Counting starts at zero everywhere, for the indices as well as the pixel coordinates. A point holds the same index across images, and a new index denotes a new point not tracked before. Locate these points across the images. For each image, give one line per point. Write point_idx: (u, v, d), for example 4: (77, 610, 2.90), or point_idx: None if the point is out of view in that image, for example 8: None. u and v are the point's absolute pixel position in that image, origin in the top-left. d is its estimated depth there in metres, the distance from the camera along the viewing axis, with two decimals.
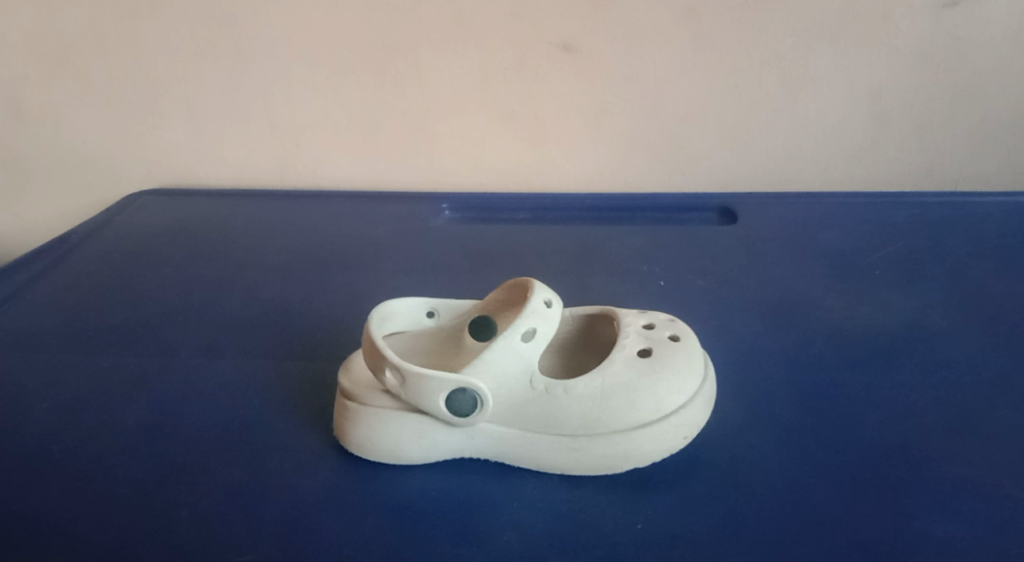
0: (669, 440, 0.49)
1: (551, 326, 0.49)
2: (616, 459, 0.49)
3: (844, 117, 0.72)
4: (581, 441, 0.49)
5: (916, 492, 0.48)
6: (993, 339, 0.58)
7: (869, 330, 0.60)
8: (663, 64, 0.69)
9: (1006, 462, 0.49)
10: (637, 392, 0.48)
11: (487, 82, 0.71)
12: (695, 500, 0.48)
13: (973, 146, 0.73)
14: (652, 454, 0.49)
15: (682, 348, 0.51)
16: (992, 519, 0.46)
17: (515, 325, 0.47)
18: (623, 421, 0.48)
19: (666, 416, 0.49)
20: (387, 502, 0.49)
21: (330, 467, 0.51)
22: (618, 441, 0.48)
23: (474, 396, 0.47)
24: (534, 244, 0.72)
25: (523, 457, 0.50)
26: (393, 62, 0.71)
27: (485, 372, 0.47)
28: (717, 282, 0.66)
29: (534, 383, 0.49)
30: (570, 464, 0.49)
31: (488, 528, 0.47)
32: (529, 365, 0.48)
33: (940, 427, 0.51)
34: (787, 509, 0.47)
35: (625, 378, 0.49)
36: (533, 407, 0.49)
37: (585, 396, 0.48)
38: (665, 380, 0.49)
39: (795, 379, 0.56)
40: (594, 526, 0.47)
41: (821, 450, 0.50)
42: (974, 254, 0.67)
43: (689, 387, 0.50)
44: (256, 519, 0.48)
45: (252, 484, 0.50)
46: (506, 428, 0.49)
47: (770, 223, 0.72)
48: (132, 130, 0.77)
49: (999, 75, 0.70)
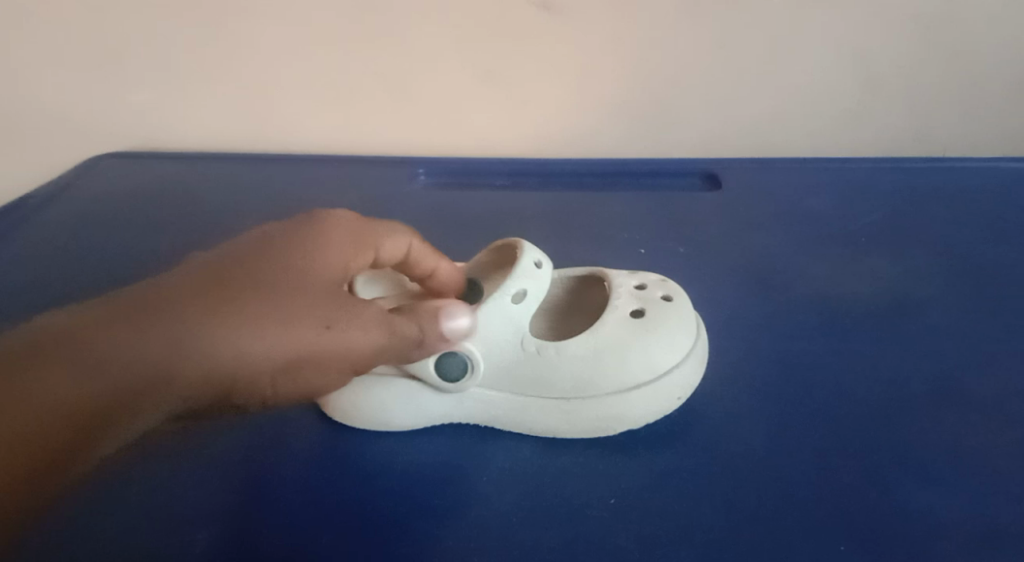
0: (664, 402, 0.48)
1: (541, 287, 0.47)
2: (607, 421, 0.47)
3: (835, 82, 0.68)
4: (573, 404, 0.47)
5: (903, 461, 0.47)
6: (980, 308, 0.58)
7: (852, 299, 0.59)
8: (648, 26, 0.66)
9: (995, 431, 0.49)
10: (631, 353, 0.47)
11: (463, 43, 0.67)
12: (687, 469, 0.47)
13: (968, 116, 0.70)
14: (648, 415, 0.48)
15: (677, 308, 0.50)
16: (979, 487, 0.46)
17: (505, 286, 0.46)
18: (614, 382, 0.47)
19: (661, 378, 0.47)
20: (369, 475, 0.47)
21: (309, 440, 0.49)
22: (613, 403, 0.47)
23: (463, 357, 0.46)
24: (513, 210, 0.71)
25: (514, 422, 0.48)
26: (365, 22, 0.67)
27: (477, 336, 0.46)
28: (701, 250, 0.65)
29: (525, 345, 0.47)
30: (562, 427, 0.48)
31: (475, 500, 0.46)
32: (520, 328, 0.47)
33: (927, 397, 0.51)
34: (777, 479, 0.46)
35: (619, 341, 0.47)
36: (523, 372, 0.47)
37: (577, 357, 0.47)
38: (660, 340, 0.48)
39: (784, 347, 0.55)
40: (584, 496, 0.46)
41: (811, 419, 0.50)
42: (961, 220, 0.66)
43: (681, 346, 0.48)
44: (227, 499, 0.46)
45: (225, 462, 0.48)
46: (497, 392, 0.48)
47: (753, 190, 0.71)
48: (81, 92, 0.72)
49: (994, 52, 0.67)
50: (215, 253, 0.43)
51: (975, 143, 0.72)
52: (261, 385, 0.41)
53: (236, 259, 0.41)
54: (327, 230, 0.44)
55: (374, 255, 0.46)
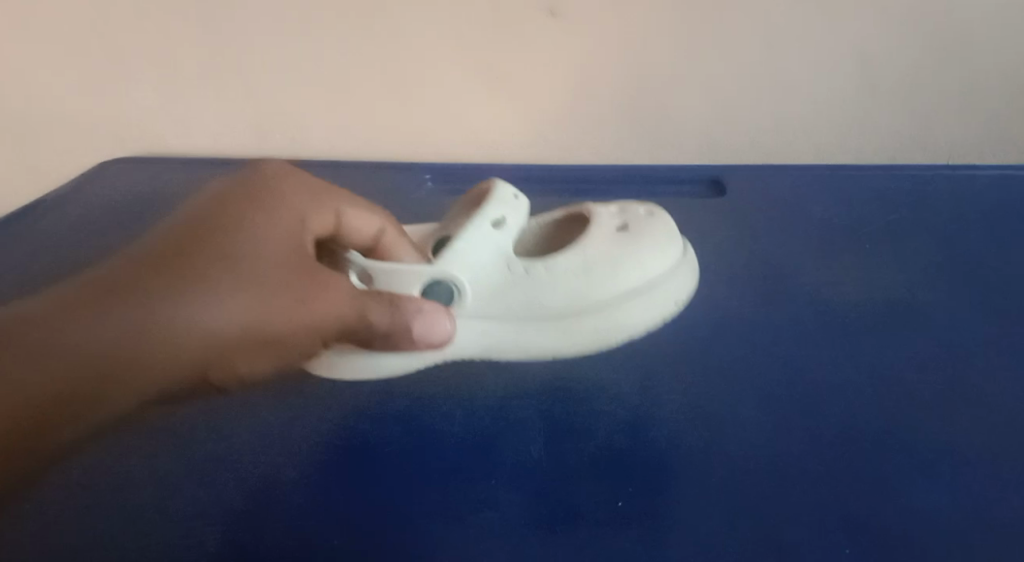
0: (660, 310, 0.54)
1: (518, 212, 0.54)
2: (611, 330, 0.53)
3: (836, 85, 0.66)
4: (573, 320, 0.53)
5: (901, 469, 0.49)
6: (988, 315, 0.58)
7: (857, 309, 0.58)
8: (655, 30, 0.65)
9: (977, 450, 0.50)
10: (619, 263, 0.53)
11: (468, 47, 0.67)
12: (682, 480, 0.49)
13: (976, 120, 0.68)
14: (645, 324, 0.54)
15: (647, 220, 0.56)
16: (976, 503, 0.48)
17: (481, 212, 0.53)
18: (610, 288, 0.53)
19: (654, 286, 0.54)
20: (380, 483, 0.50)
21: (315, 452, 0.53)
22: (613, 310, 0.53)
23: (450, 284, 0.52)
24: None
25: (531, 348, 0.54)
26: (370, 28, 0.67)
27: (462, 263, 0.52)
28: (705, 255, 0.63)
29: (513, 268, 0.53)
30: (567, 345, 0.54)
31: (475, 506, 0.49)
32: (504, 251, 0.53)
33: (915, 410, 0.52)
34: (770, 494, 0.48)
35: (608, 250, 0.54)
36: (516, 291, 0.53)
37: (568, 268, 0.53)
38: (644, 249, 0.54)
39: (783, 351, 0.56)
40: (577, 502, 0.49)
41: (804, 432, 0.51)
42: (974, 228, 0.65)
43: (668, 250, 0.55)
44: (228, 513, 0.51)
45: (230, 474, 0.52)
46: (498, 318, 0.53)
47: (760, 197, 0.69)
48: (98, 98, 0.74)
49: (1015, 58, 0.64)
50: (168, 236, 0.45)
51: (984, 149, 0.70)
52: (238, 362, 0.45)
53: (191, 243, 0.44)
54: (287, 205, 0.47)
55: (335, 217, 0.49)
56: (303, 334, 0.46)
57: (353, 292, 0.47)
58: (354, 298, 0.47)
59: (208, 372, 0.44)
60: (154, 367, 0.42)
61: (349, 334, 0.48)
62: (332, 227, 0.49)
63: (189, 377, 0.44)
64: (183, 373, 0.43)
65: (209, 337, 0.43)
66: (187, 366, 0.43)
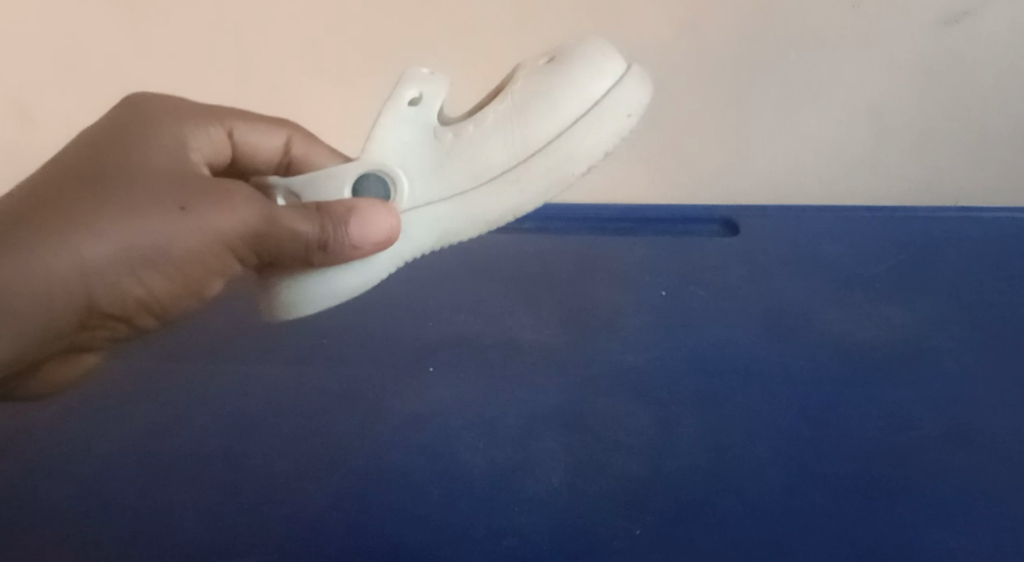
0: (614, 123, 0.47)
1: (434, 84, 0.49)
2: (560, 166, 0.47)
3: (840, 135, 0.69)
4: (516, 169, 0.48)
5: (897, 501, 0.56)
6: (996, 351, 0.60)
7: (868, 346, 0.61)
8: (666, 73, 0.67)
9: (955, 481, 0.57)
10: (556, 94, 0.47)
11: (484, 85, 0.69)
12: (696, 510, 0.57)
13: (978, 166, 0.69)
14: (598, 147, 0.47)
15: (574, 45, 0.49)
16: (961, 532, 0.56)
17: (394, 94, 0.48)
18: (544, 134, 0.48)
19: (597, 102, 0.47)
20: (430, 498, 0.58)
21: (356, 479, 0.59)
22: (558, 147, 0.47)
23: (381, 173, 0.48)
24: (538, 252, 0.67)
25: (483, 216, 0.49)
26: (389, 70, 0.70)
27: (385, 156, 0.48)
28: (724, 297, 0.63)
29: (440, 136, 0.49)
30: (518, 202, 0.48)
31: (516, 516, 0.57)
32: (426, 121, 0.49)
33: (915, 451, 0.57)
34: (778, 515, 0.57)
35: (536, 88, 0.48)
36: (451, 160, 0.49)
37: (492, 126, 0.48)
38: (575, 73, 0.47)
39: (797, 387, 0.59)
40: (601, 520, 0.57)
41: (807, 462, 0.57)
42: (999, 263, 0.63)
43: (608, 71, 0.47)
44: (302, 521, 0.58)
45: (296, 495, 0.59)
46: (431, 194, 0.49)
47: (779, 237, 0.66)
48: None
49: (1005, 113, 0.67)
50: (55, 162, 0.43)
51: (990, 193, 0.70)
52: (203, 283, 0.45)
53: (94, 163, 0.43)
54: (164, 129, 0.45)
55: (227, 133, 0.49)
56: (202, 259, 0.43)
57: (255, 198, 0.43)
58: (255, 204, 0.43)
59: (147, 300, 0.43)
60: (76, 299, 0.41)
61: (262, 244, 0.44)
62: (224, 144, 0.48)
63: (124, 307, 0.43)
64: (119, 302, 0.43)
65: (108, 273, 0.41)
66: (119, 296, 0.42)
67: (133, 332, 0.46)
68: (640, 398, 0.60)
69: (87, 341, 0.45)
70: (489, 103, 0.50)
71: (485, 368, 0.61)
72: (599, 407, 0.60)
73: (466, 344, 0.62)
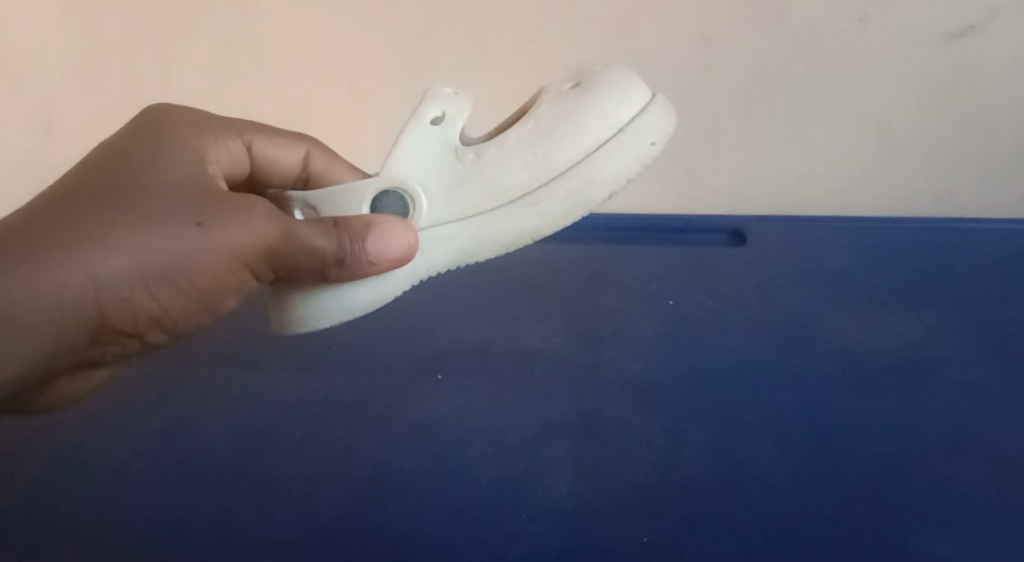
0: (637, 151, 0.48)
1: (457, 104, 0.49)
2: (582, 190, 0.48)
3: (852, 145, 0.69)
4: (539, 193, 0.49)
5: (916, 510, 0.54)
6: (1002, 367, 0.60)
7: (876, 357, 0.61)
8: (678, 89, 0.68)
9: (972, 491, 0.54)
10: (579, 119, 0.48)
11: (501, 100, 0.70)
12: (705, 515, 0.54)
13: (986, 181, 0.69)
14: (620, 173, 0.48)
15: (600, 70, 0.50)
16: (985, 544, 0.52)
17: (417, 112, 0.49)
18: (567, 159, 0.48)
19: (621, 129, 0.48)
20: (429, 500, 0.56)
21: (362, 485, 0.58)
22: (579, 172, 0.48)
23: (399, 191, 0.49)
24: (547, 258, 0.71)
25: (501, 236, 0.49)
26: (408, 82, 0.71)
27: (408, 174, 0.49)
28: (732, 306, 0.65)
29: (462, 155, 0.49)
30: (538, 224, 0.49)
31: (517, 525, 0.55)
32: (447, 141, 0.49)
33: (928, 458, 0.56)
34: (789, 516, 0.54)
35: (560, 111, 0.48)
36: (471, 180, 0.49)
37: (514, 148, 0.49)
38: (600, 99, 0.48)
39: (806, 398, 0.59)
40: (607, 524, 0.54)
41: (823, 470, 0.55)
42: (999, 281, 0.65)
43: (634, 99, 0.48)
44: (303, 526, 0.56)
45: (293, 502, 0.57)
46: (450, 214, 0.49)
47: (782, 246, 0.69)
48: None
49: (1015, 127, 0.67)
50: (71, 176, 0.44)
51: (996, 206, 0.70)
52: (217, 298, 0.45)
53: (111, 177, 0.43)
54: (181, 143, 0.46)
55: (245, 147, 0.49)
56: (217, 275, 0.43)
57: (272, 214, 0.44)
58: (272, 220, 0.44)
59: (159, 315, 0.44)
60: (89, 315, 0.41)
61: (278, 260, 0.44)
62: (242, 156, 0.49)
63: (136, 322, 0.43)
64: (130, 317, 0.43)
65: (122, 291, 0.42)
66: (130, 311, 0.43)
67: (144, 347, 0.46)
68: (648, 407, 0.59)
69: (97, 357, 0.46)
70: (512, 125, 0.50)
71: (495, 378, 0.62)
72: (607, 415, 0.59)
73: (476, 353, 0.63)
